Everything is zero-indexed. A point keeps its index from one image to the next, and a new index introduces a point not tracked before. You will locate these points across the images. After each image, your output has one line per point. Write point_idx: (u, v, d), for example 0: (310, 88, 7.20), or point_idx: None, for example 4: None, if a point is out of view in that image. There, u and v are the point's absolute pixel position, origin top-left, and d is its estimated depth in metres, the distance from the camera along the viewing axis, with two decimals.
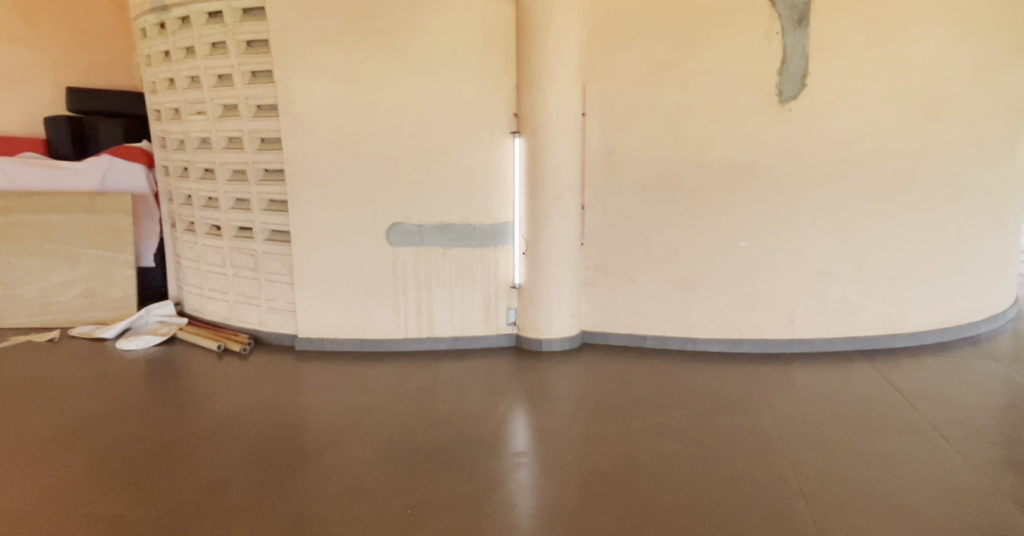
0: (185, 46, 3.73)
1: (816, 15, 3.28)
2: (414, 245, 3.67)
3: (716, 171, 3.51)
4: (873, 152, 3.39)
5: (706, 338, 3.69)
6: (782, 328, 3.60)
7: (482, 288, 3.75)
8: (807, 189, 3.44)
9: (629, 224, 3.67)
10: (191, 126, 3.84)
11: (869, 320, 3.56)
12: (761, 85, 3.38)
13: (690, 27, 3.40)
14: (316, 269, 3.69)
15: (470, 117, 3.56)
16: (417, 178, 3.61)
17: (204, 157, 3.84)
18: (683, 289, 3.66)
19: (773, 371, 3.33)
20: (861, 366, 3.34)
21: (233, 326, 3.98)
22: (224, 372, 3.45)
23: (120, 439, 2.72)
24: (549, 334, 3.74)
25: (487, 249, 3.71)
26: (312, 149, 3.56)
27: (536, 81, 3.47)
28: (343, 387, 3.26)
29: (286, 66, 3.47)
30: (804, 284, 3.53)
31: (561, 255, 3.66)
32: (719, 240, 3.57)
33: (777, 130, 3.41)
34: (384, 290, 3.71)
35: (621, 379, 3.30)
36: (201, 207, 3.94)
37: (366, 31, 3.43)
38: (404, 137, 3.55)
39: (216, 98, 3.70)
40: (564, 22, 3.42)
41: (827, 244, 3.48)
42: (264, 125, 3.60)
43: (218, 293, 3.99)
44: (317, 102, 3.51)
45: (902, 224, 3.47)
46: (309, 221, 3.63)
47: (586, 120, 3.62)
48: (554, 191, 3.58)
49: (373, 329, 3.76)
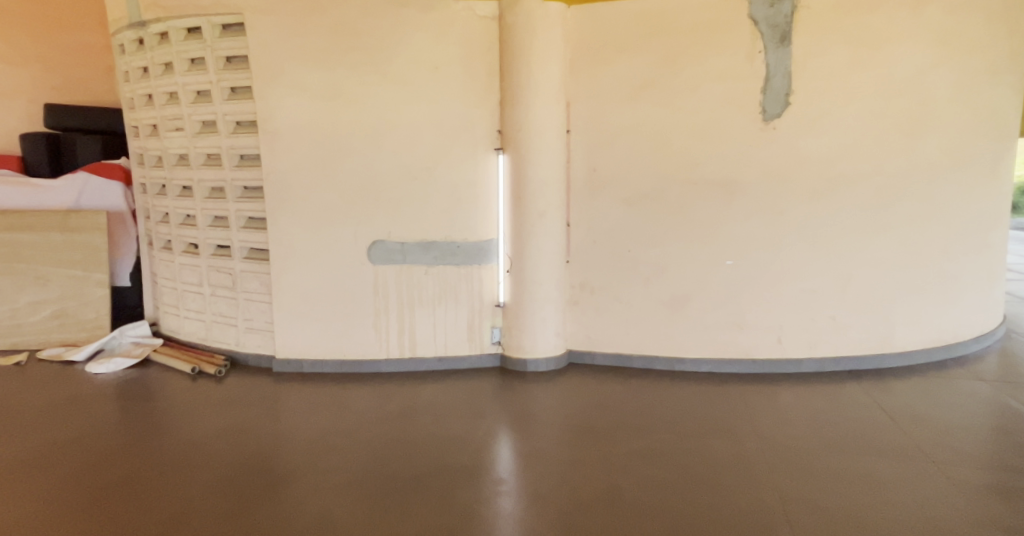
0: (164, 62, 3.65)
1: (798, 33, 3.28)
2: (396, 262, 3.60)
3: (701, 189, 3.48)
4: (857, 169, 3.37)
5: (695, 358, 3.62)
6: (770, 348, 3.54)
7: (466, 307, 3.68)
8: (793, 206, 3.41)
9: (614, 242, 3.62)
10: (169, 143, 3.76)
11: (858, 340, 3.51)
12: (745, 103, 3.37)
13: (674, 45, 3.40)
14: (296, 288, 3.60)
15: (453, 134, 3.52)
16: (399, 195, 3.55)
17: (182, 174, 3.76)
18: (670, 308, 3.61)
19: (761, 393, 3.26)
20: (850, 387, 3.28)
21: (209, 347, 3.87)
22: (196, 396, 3.33)
23: (80, 469, 2.59)
24: (534, 354, 3.66)
25: (471, 267, 3.64)
26: (292, 166, 3.50)
27: (519, 98, 3.44)
28: (321, 411, 3.16)
29: (266, 83, 3.42)
30: (792, 302, 3.48)
31: (546, 273, 3.60)
32: (705, 258, 3.53)
33: (761, 147, 3.39)
34: (365, 309, 3.63)
35: (606, 401, 3.22)
36: (178, 224, 3.84)
37: (347, 49, 3.40)
38: (386, 154, 3.50)
39: (194, 114, 3.63)
40: (547, 39, 3.41)
41: (814, 262, 3.44)
42: (243, 141, 3.53)
43: (194, 313, 3.87)
44: (298, 118, 3.46)
45: (889, 241, 3.43)
46: (289, 239, 3.55)
47: (570, 137, 3.58)
48: (538, 208, 3.53)
49: (354, 349, 3.67)
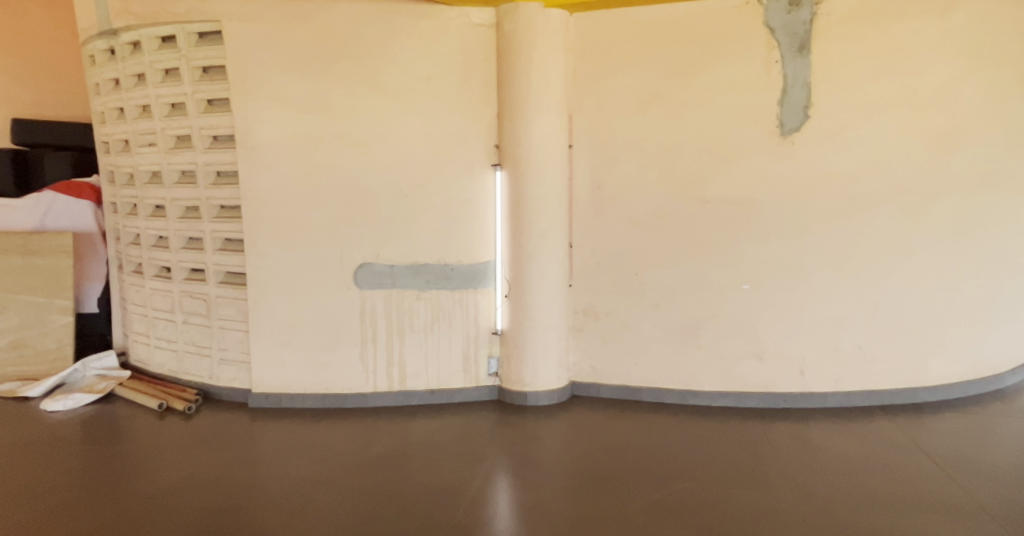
0: (135, 73, 3.37)
1: (817, 42, 3.06)
2: (385, 287, 3.32)
3: (713, 208, 3.23)
4: (883, 187, 3.12)
5: (709, 391, 3.33)
6: (791, 380, 3.25)
7: (461, 335, 3.40)
8: (814, 226, 3.16)
9: (620, 265, 3.36)
10: (140, 159, 3.47)
11: (887, 372, 3.22)
12: (761, 116, 3.14)
13: (684, 55, 3.17)
14: (275, 315, 3.31)
15: (447, 149, 3.27)
16: (388, 214, 3.28)
17: (153, 193, 3.46)
18: (682, 336, 3.33)
19: (786, 433, 2.98)
20: (881, 427, 2.99)
21: (180, 380, 3.54)
22: (164, 437, 3.02)
23: (25, 529, 2.28)
24: (534, 387, 3.37)
25: (466, 291, 3.37)
26: (273, 183, 3.23)
27: (517, 110, 3.20)
28: (301, 454, 2.86)
29: (245, 94, 3.17)
30: (814, 330, 3.21)
31: (547, 299, 3.33)
32: (718, 282, 3.26)
33: (779, 163, 3.15)
34: (352, 339, 3.34)
35: (615, 442, 2.92)
36: (150, 247, 3.54)
37: (333, 58, 3.16)
38: (375, 170, 3.24)
39: (168, 128, 3.35)
40: (548, 48, 3.18)
41: (838, 287, 3.18)
42: (220, 157, 3.26)
43: (164, 343, 3.55)
44: (279, 133, 3.20)
45: (920, 266, 3.16)
46: (269, 263, 3.28)
47: (572, 151, 3.33)
48: (539, 228, 3.27)
49: (338, 382, 3.36)
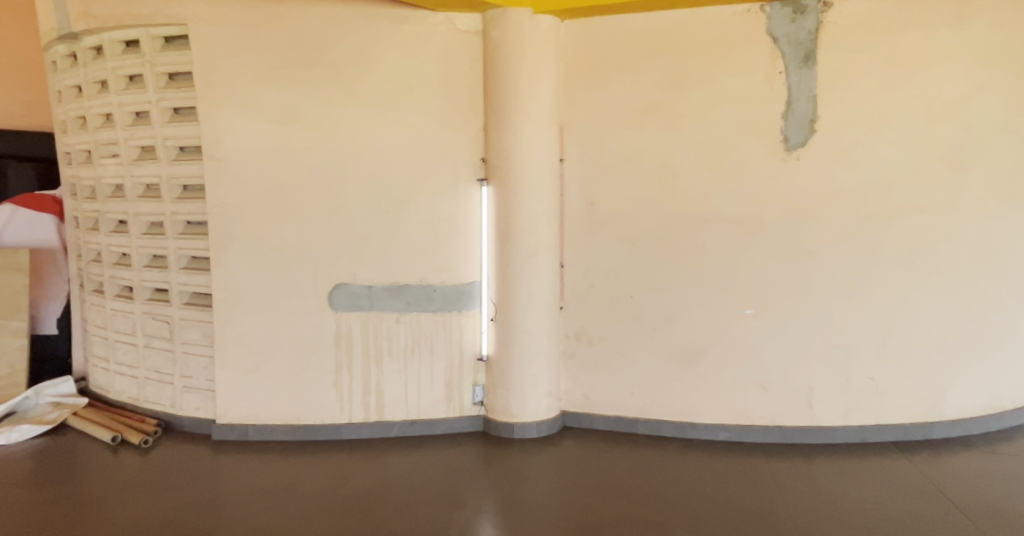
0: (98, 79, 3.16)
1: (824, 51, 2.86)
2: (362, 309, 3.09)
3: (714, 227, 3.01)
4: (896, 206, 2.90)
5: (710, 424, 3.09)
6: (797, 413, 3.02)
7: (443, 361, 3.16)
8: (822, 248, 2.95)
9: (614, 287, 3.14)
10: (102, 171, 3.25)
11: (902, 405, 2.98)
12: (765, 129, 2.94)
13: (682, 65, 2.98)
14: (243, 340, 3.08)
15: (430, 163, 3.06)
16: (365, 231, 3.06)
17: (116, 208, 3.24)
18: (681, 365, 3.10)
19: (795, 474, 2.75)
20: (897, 469, 2.76)
21: (141, 408, 3.29)
22: (116, 477, 2.77)
23: None
24: (522, 418, 3.13)
25: (449, 314, 3.14)
26: (242, 198, 3.01)
27: (504, 122, 3.00)
28: (264, 498, 2.61)
29: (213, 102, 2.95)
30: (822, 358, 2.98)
31: (536, 323, 3.10)
32: (720, 306, 3.04)
33: (783, 180, 2.94)
34: (325, 365, 3.10)
35: (607, 486, 2.69)
36: (112, 265, 3.31)
37: (307, 65, 2.96)
38: (352, 185, 3.03)
39: (131, 138, 3.13)
40: (537, 55, 2.98)
41: (848, 313, 2.96)
42: (185, 169, 3.05)
43: (125, 368, 3.31)
44: (249, 144, 2.98)
45: (936, 290, 2.93)
46: (237, 283, 3.05)
47: (563, 166, 3.13)
48: (528, 247, 3.05)
49: (310, 413, 3.12)
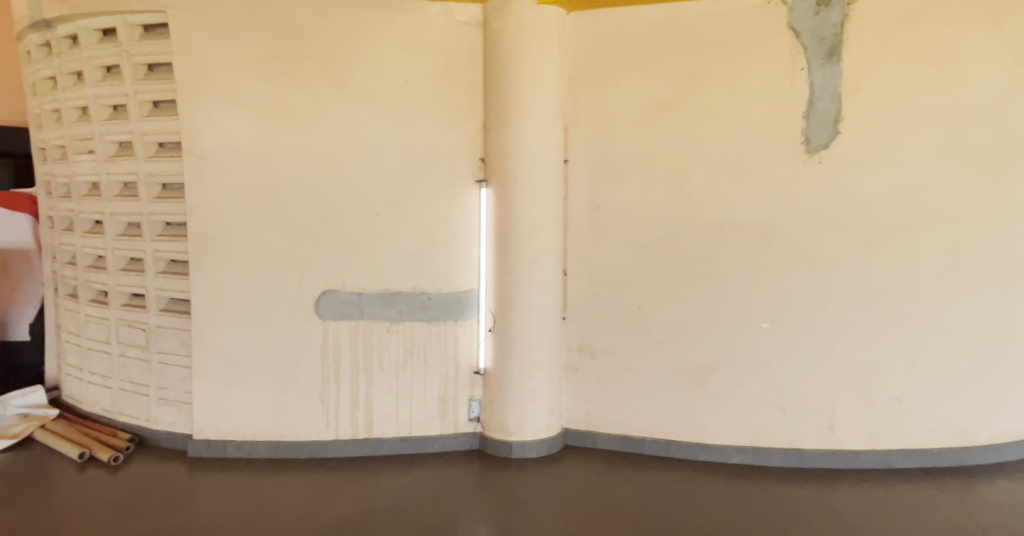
0: (73, 70, 2.97)
1: (850, 47, 2.66)
2: (351, 318, 2.89)
3: (729, 235, 2.81)
4: (927, 214, 2.69)
5: (723, 446, 2.88)
6: (817, 435, 2.81)
7: (438, 374, 2.96)
8: (845, 258, 2.74)
9: (621, 297, 2.93)
10: (78, 168, 3.06)
11: (930, 429, 2.77)
12: (785, 130, 2.74)
13: (696, 61, 2.78)
14: (223, 350, 2.88)
15: (425, 163, 2.87)
16: (355, 235, 2.86)
17: (91, 207, 3.05)
18: (692, 382, 2.89)
19: (818, 504, 2.53)
20: (929, 500, 2.54)
21: (114, 421, 3.09)
22: (75, 502, 2.52)
23: None
24: (521, 436, 2.92)
25: (444, 324, 2.94)
26: (224, 198, 2.81)
27: (505, 120, 2.80)
28: (238, 526, 2.38)
29: (194, 95, 2.76)
30: (845, 377, 2.77)
31: (537, 334, 2.89)
32: (736, 318, 2.83)
33: (805, 185, 2.74)
34: (310, 378, 2.90)
35: (614, 516, 2.47)
36: (86, 268, 3.12)
37: (296, 58, 2.77)
38: (342, 185, 2.83)
39: (108, 133, 2.94)
40: (541, 49, 2.78)
41: (873, 329, 2.75)
42: (164, 167, 2.86)
43: (99, 378, 3.11)
44: (232, 141, 2.79)
45: (970, 306, 2.72)
46: (218, 289, 2.85)
47: (568, 167, 2.93)
48: (529, 254, 2.85)
49: (294, 429, 2.91)
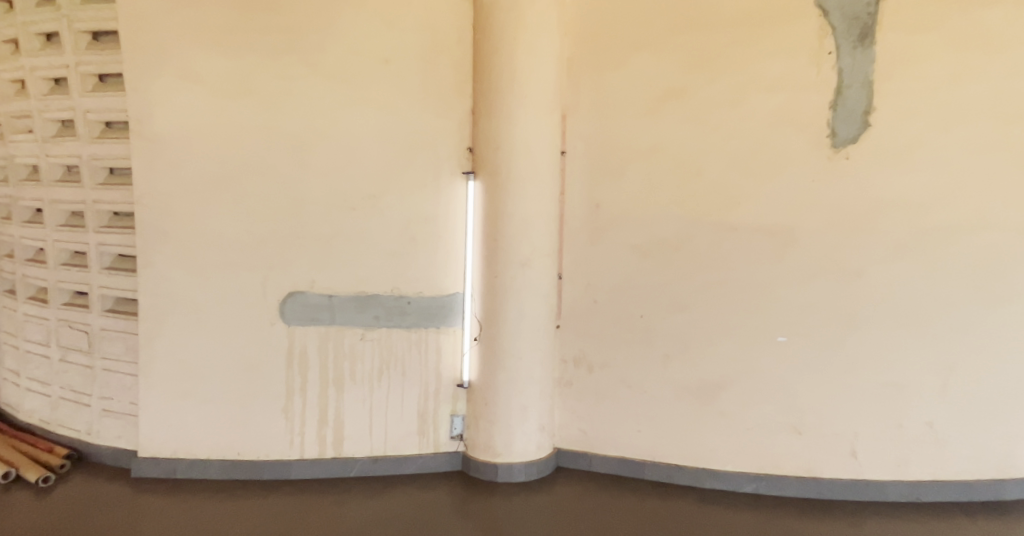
0: (10, 38, 2.64)
1: (883, 30, 2.37)
2: (320, 323, 2.58)
3: (744, 238, 2.52)
4: (967, 220, 2.40)
5: (732, 473, 2.59)
6: (837, 462, 2.53)
7: (416, 387, 2.65)
8: (874, 267, 2.45)
9: (622, 305, 2.63)
10: (15, 149, 2.72)
11: (964, 459, 2.49)
12: (810, 122, 2.44)
13: (710, 42, 2.48)
14: (175, 357, 2.56)
15: (405, 151, 2.55)
16: (326, 231, 2.55)
17: (30, 193, 2.72)
18: (698, 401, 2.60)
19: None
20: None
21: (53, 434, 2.77)
22: None
23: None
24: (507, 458, 2.62)
25: (424, 331, 2.63)
26: (177, 186, 2.49)
27: (496, 104, 2.50)
28: None
29: (143, 68, 2.43)
30: (870, 399, 2.49)
31: (528, 345, 2.59)
32: (749, 331, 2.54)
33: (830, 183, 2.45)
34: (273, 390, 2.58)
35: None
36: (25, 261, 2.79)
37: (260, 29, 2.45)
38: (311, 174, 2.52)
39: (47, 110, 2.61)
40: (538, 25, 2.47)
41: (902, 346, 2.47)
42: (110, 149, 2.53)
43: (37, 385, 2.79)
44: (186, 121, 2.46)
45: (1013, 323, 2.42)
46: (169, 288, 2.53)
47: (566, 159, 2.63)
48: (520, 254, 2.54)
49: (253, 446, 2.60)
